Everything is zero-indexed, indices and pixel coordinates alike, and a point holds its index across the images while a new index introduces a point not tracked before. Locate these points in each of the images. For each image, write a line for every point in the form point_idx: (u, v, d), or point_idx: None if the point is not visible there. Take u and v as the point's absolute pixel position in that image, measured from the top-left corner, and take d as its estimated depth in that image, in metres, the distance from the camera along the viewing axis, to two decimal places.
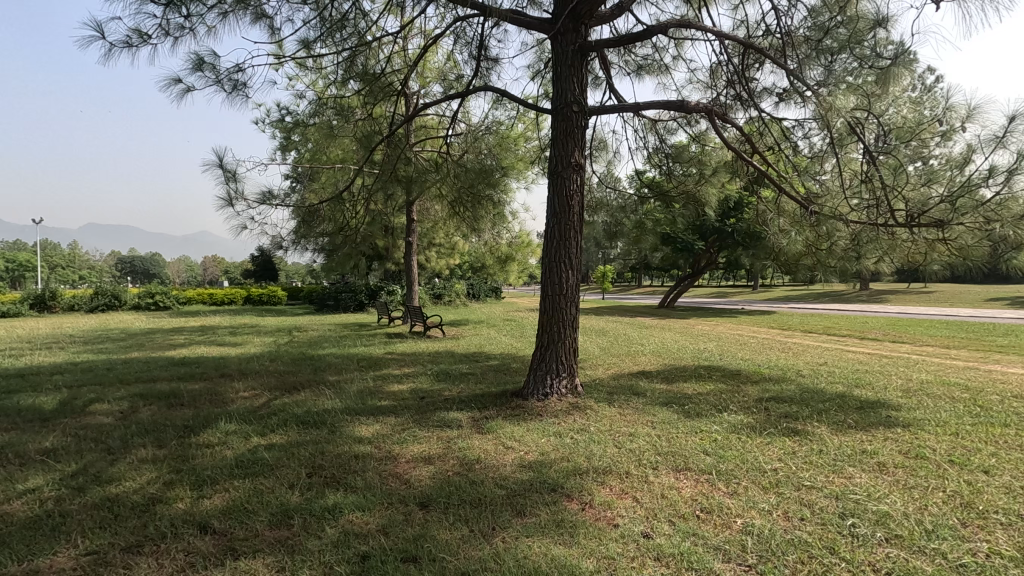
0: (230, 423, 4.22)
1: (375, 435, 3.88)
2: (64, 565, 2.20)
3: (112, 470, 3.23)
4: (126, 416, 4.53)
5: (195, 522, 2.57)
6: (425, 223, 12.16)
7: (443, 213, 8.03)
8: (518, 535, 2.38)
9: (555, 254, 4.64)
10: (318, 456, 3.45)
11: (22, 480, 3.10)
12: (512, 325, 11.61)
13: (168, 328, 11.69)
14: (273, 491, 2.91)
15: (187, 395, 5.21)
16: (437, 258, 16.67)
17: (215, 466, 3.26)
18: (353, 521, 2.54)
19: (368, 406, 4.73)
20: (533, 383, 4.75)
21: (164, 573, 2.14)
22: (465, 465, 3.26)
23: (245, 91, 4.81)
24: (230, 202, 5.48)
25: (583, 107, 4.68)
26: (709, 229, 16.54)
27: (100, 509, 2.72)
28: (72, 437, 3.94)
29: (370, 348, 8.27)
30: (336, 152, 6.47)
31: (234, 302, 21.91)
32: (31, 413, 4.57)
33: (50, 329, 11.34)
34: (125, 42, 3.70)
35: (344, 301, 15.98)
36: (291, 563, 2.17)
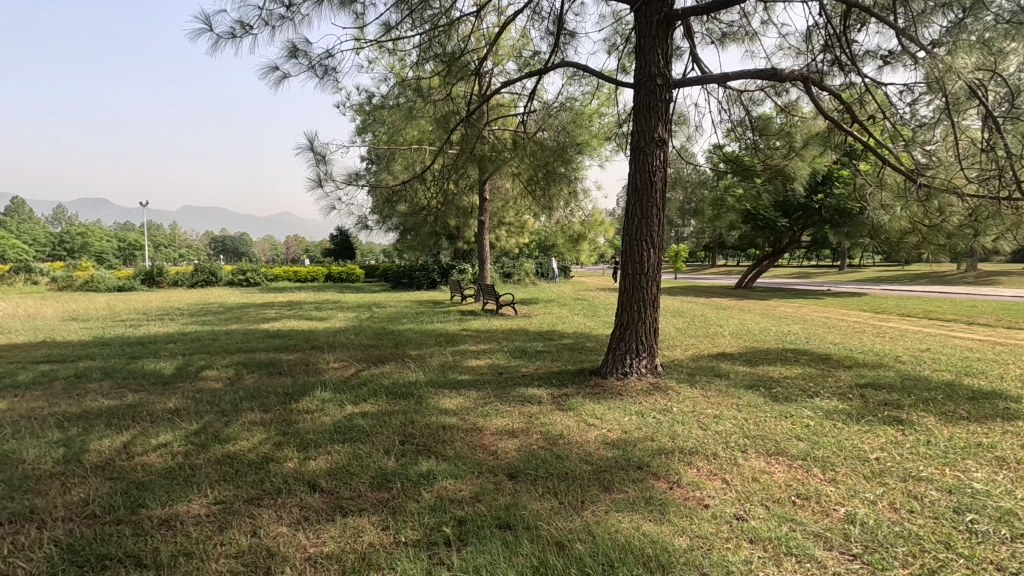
0: (325, 391, 4.51)
1: (460, 407, 4.04)
2: (199, 512, 2.47)
3: (228, 430, 3.56)
4: (233, 382, 4.96)
5: (305, 480, 2.79)
6: (496, 202, 12.25)
7: (515, 192, 8.11)
8: (608, 509, 2.41)
9: (635, 233, 4.57)
10: (409, 425, 3.63)
11: (155, 435, 3.48)
12: (583, 304, 11.56)
13: (261, 303, 12.60)
14: (371, 456, 3.09)
15: (284, 365, 5.62)
16: (507, 237, 16.82)
17: (317, 431, 3.52)
18: (447, 487, 2.67)
19: (449, 379, 4.91)
20: (611, 362, 4.74)
21: (283, 524, 2.35)
22: (549, 440, 3.32)
23: (335, 76, 5.02)
24: (319, 184, 5.79)
25: (668, 80, 4.52)
26: (793, 206, 15.57)
27: (221, 464, 3.02)
28: (191, 399, 4.36)
29: (446, 324, 8.53)
30: (414, 134, 6.65)
31: (316, 279, 23.16)
32: (154, 377, 5.10)
33: (161, 302, 12.54)
34: (230, 34, 3.97)
35: (418, 280, 16.50)
36: (394, 522, 2.32)
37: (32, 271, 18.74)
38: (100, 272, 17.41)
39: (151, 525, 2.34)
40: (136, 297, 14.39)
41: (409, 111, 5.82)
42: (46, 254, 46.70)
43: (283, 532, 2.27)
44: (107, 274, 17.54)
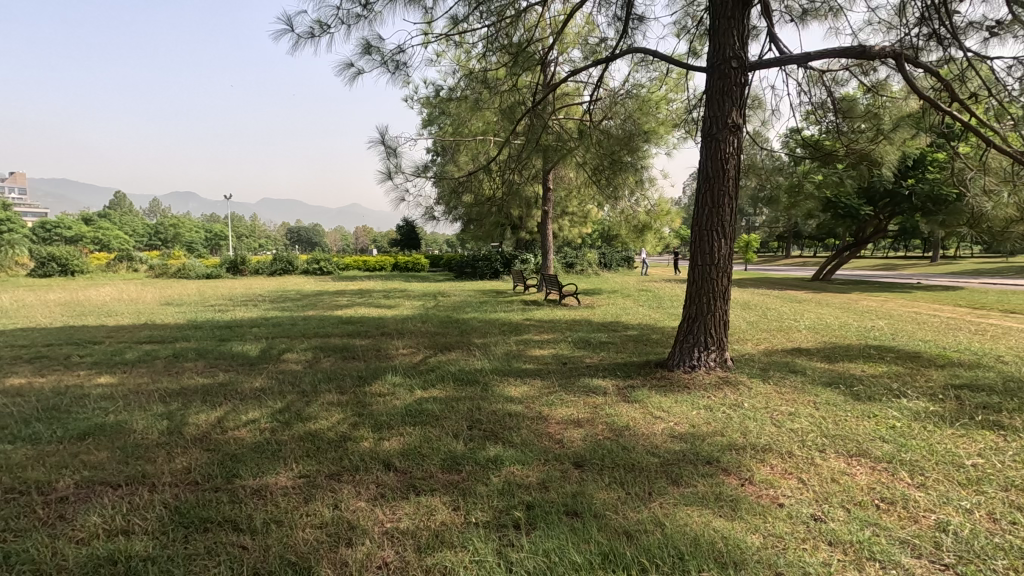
0: (395, 376, 4.71)
1: (525, 395, 4.10)
2: (286, 484, 2.66)
3: (309, 409, 3.80)
4: (312, 364, 5.28)
5: (380, 459, 2.94)
6: (560, 191, 12.19)
7: (579, 182, 8.06)
8: (677, 502, 2.39)
9: (705, 222, 4.44)
10: (476, 410, 3.73)
11: (244, 412, 3.77)
12: (648, 295, 11.34)
13: (334, 290, 13.22)
14: (440, 439, 3.21)
15: (357, 350, 5.90)
16: (570, 226, 16.72)
17: (390, 413, 3.69)
18: (515, 473, 2.73)
19: (514, 367, 4.99)
20: (678, 355, 4.64)
21: (362, 499, 2.49)
22: (615, 431, 3.32)
23: (405, 71, 5.17)
24: (389, 176, 6.00)
25: (744, 62, 4.33)
26: (878, 192, 14.49)
27: (304, 440, 3.23)
28: (275, 379, 4.69)
29: (510, 314, 8.64)
30: (478, 125, 6.75)
31: (383, 269, 23.96)
32: (242, 358, 5.50)
33: (245, 289, 13.42)
34: (310, 34, 4.19)
35: (481, 269, 16.73)
36: (465, 504, 2.41)
37: (133, 260, 20.53)
38: (190, 261, 18.83)
39: (246, 494, 2.55)
40: (223, 283, 15.48)
41: (475, 102, 5.90)
42: (144, 243, 50.97)
43: (362, 507, 2.41)
44: (197, 263, 18.96)
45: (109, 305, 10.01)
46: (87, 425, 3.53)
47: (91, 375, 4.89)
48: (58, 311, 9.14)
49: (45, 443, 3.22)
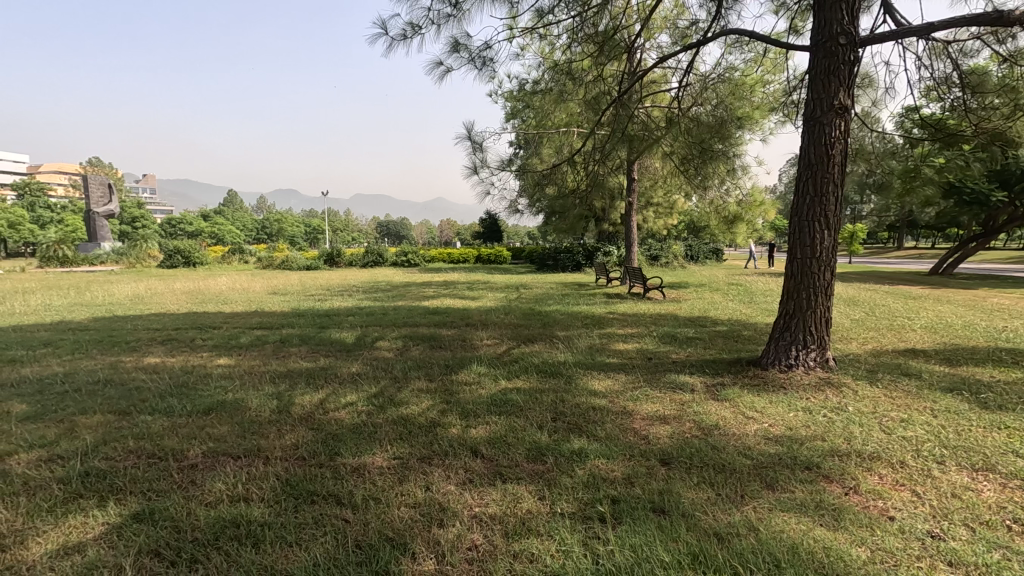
0: (481, 365, 4.85)
1: (609, 390, 4.07)
2: (381, 464, 2.84)
3: (400, 395, 4.00)
4: (402, 352, 5.55)
5: (467, 446, 3.05)
6: (644, 182, 11.86)
7: (665, 171, 7.82)
8: (772, 507, 2.29)
9: (806, 212, 4.16)
10: (560, 403, 3.75)
11: (344, 395, 4.04)
12: (738, 290, 10.79)
13: (421, 282, 13.76)
14: (525, 429, 3.26)
15: (444, 339, 6.12)
16: (655, 217, 16.25)
17: (476, 401, 3.81)
18: (599, 466, 2.73)
19: (597, 361, 4.95)
20: (773, 353, 4.40)
21: (452, 483, 2.60)
22: (703, 429, 3.22)
23: (492, 66, 5.26)
24: (475, 171, 6.14)
25: (853, 38, 3.99)
26: (1013, 175, 12.77)
27: (397, 424, 3.41)
28: (370, 365, 4.98)
29: (592, 307, 8.57)
30: (562, 117, 6.74)
31: (467, 261, 24.54)
32: (340, 345, 5.89)
33: (341, 280, 14.32)
34: (403, 35, 4.39)
35: (563, 261, 16.69)
36: (550, 494, 2.44)
37: (244, 252, 22.51)
38: (293, 254, 20.35)
39: (346, 471, 2.75)
40: (321, 275, 16.61)
41: (559, 94, 5.90)
42: (253, 237, 55.59)
43: (452, 490, 2.52)
44: (299, 256, 20.45)
45: (225, 293, 11.07)
46: (211, 401, 3.93)
47: (213, 357, 5.44)
48: (185, 298, 10.25)
49: (178, 416, 3.64)
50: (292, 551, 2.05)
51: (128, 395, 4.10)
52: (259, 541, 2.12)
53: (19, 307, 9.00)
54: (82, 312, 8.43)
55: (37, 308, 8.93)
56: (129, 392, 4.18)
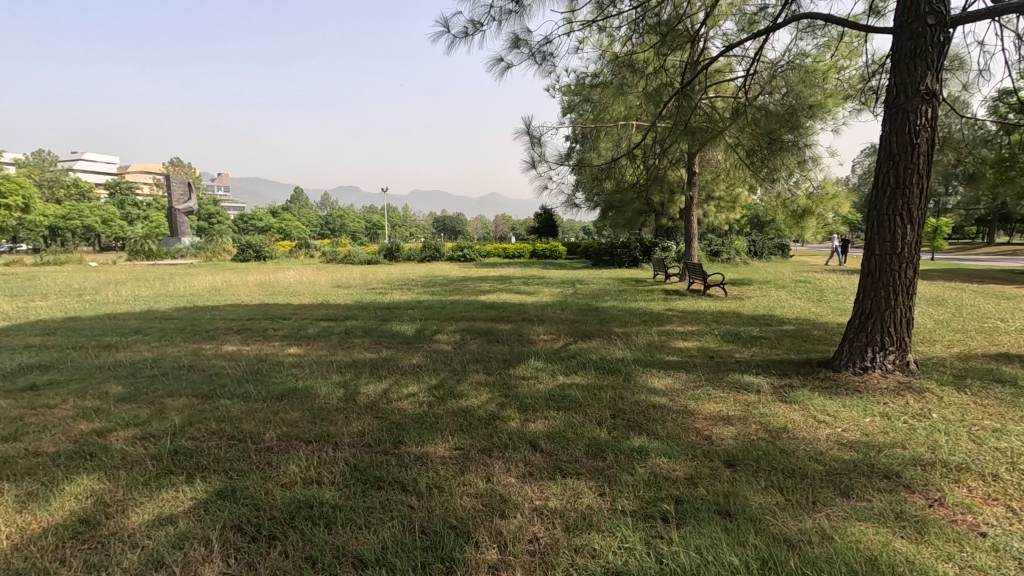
0: (538, 360, 4.87)
1: (669, 388, 3.99)
2: (442, 454, 2.91)
3: (460, 387, 4.09)
4: (460, 345, 5.66)
5: (526, 439, 3.07)
6: (706, 174, 11.48)
7: (728, 164, 7.55)
8: (847, 516, 2.18)
9: (886, 206, 3.91)
10: (619, 400, 3.71)
11: (406, 386, 4.17)
12: (806, 287, 10.27)
13: (477, 276, 13.93)
14: (584, 425, 3.26)
15: (501, 334, 6.18)
16: (716, 211, 15.73)
17: (534, 396, 3.83)
18: (661, 465, 2.69)
19: (657, 359, 4.87)
20: (846, 354, 4.18)
21: (512, 475, 2.63)
22: (770, 432, 3.10)
23: (551, 61, 5.25)
24: (533, 165, 6.15)
25: (944, 17, 3.70)
26: None
27: (457, 415, 3.48)
28: (429, 357, 5.11)
29: (650, 303, 8.41)
30: (621, 110, 6.63)
31: (522, 256, 24.62)
32: (400, 337, 6.06)
33: (399, 274, 14.70)
34: (464, 33, 4.45)
35: (619, 257, 16.44)
36: (610, 490, 2.43)
37: (309, 247, 23.55)
38: (355, 249, 21.09)
39: (410, 459, 2.83)
40: (381, 269, 17.15)
41: (619, 88, 5.81)
42: (317, 233, 57.99)
43: (512, 483, 2.55)
44: (360, 251, 21.18)
45: (293, 286, 11.62)
46: (283, 388, 4.15)
47: (283, 346, 5.73)
48: (257, 290, 10.84)
49: (254, 401, 3.87)
50: (361, 533, 2.14)
51: (209, 380, 4.40)
52: (331, 522, 2.23)
53: (113, 297, 9.82)
54: (167, 302, 9.09)
55: (128, 298, 9.70)
56: (209, 378, 4.48)
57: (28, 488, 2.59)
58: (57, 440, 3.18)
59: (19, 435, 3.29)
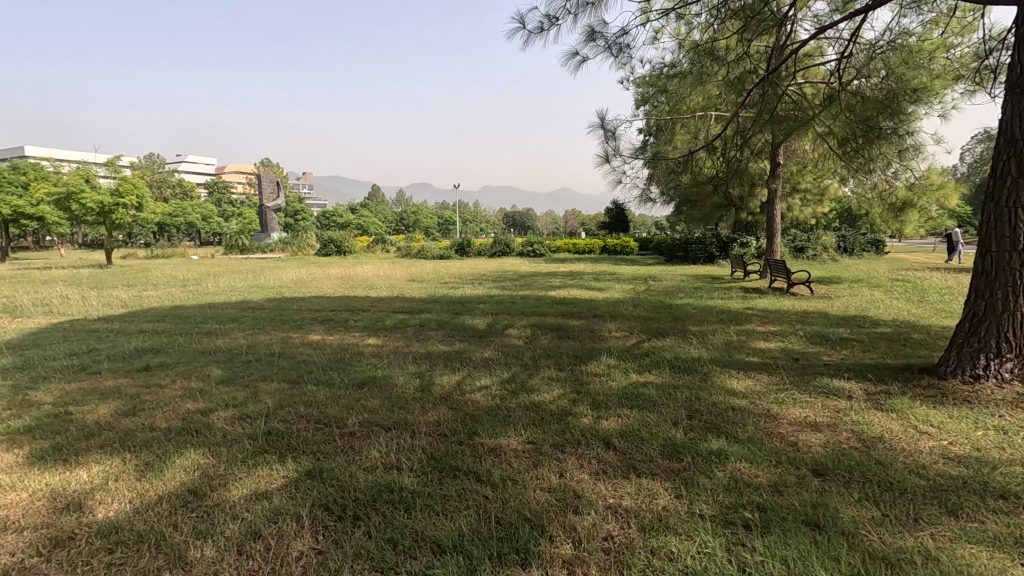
0: (610, 357, 4.80)
1: (750, 390, 3.81)
2: (516, 447, 2.94)
3: (532, 382, 4.11)
4: (532, 340, 5.69)
5: (600, 437, 3.04)
6: (791, 166, 10.83)
7: (817, 154, 7.08)
8: (955, 537, 2.00)
9: (1006, 198, 3.53)
10: (695, 400, 3.60)
11: (479, 378, 4.25)
12: (905, 287, 9.46)
13: (546, 272, 13.94)
14: (659, 425, 3.18)
15: (572, 329, 6.15)
16: (802, 205, 14.82)
17: (607, 393, 3.79)
18: (742, 470, 2.58)
19: (735, 359, 4.66)
20: (954, 361, 3.82)
21: (585, 472, 2.62)
22: (864, 441, 2.89)
23: (628, 53, 5.13)
24: (607, 159, 6.07)
25: None
26: None
27: (529, 410, 3.51)
28: (501, 351, 5.17)
29: (728, 301, 8.06)
30: (700, 100, 6.39)
31: (592, 251, 24.36)
32: (472, 331, 6.18)
33: (471, 269, 14.97)
34: (540, 29, 4.45)
35: (695, 253, 15.89)
36: (688, 493, 2.36)
37: (386, 242, 24.49)
38: (429, 244, 21.71)
39: (484, 451, 2.88)
40: (453, 264, 17.54)
41: (698, 77, 5.61)
42: (392, 228, 60.16)
43: (586, 479, 2.53)
44: (433, 246, 21.77)
45: (371, 279, 12.13)
46: (364, 376, 4.35)
47: (363, 337, 6.00)
48: (338, 283, 11.42)
49: (338, 387, 4.09)
50: (439, 519, 2.21)
51: (297, 367, 4.68)
52: (410, 507, 2.32)
53: (213, 288, 10.69)
54: (258, 294, 9.77)
55: (225, 289, 10.51)
56: (297, 364, 4.78)
57: (145, 458, 2.88)
58: (168, 417, 3.51)
59: (137, 410, 3.66)
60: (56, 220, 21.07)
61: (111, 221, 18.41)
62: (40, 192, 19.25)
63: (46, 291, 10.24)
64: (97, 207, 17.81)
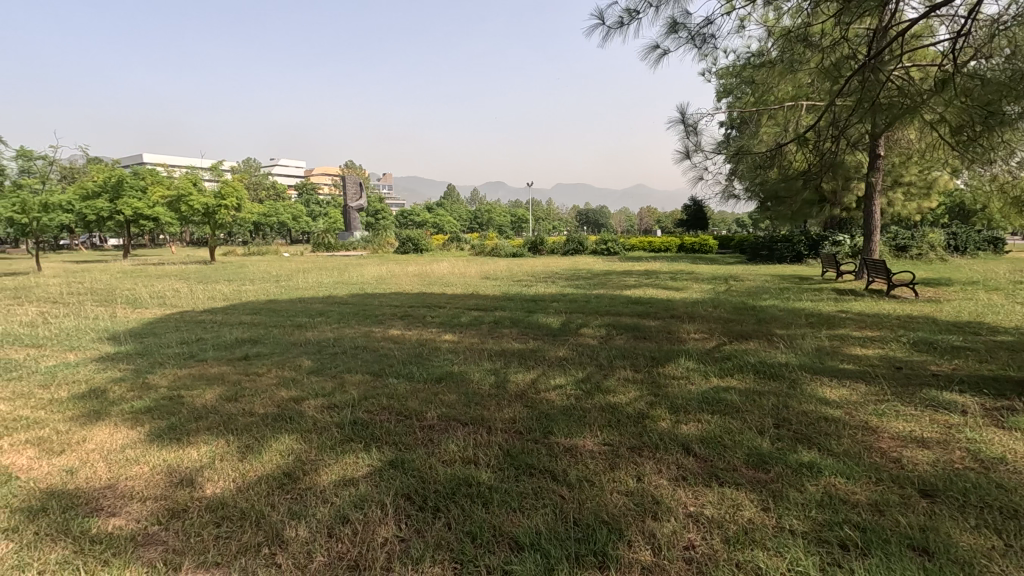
0: (689, 360, 4.65)
1: (845, 399, 3.56)
2: (592, 448, 2.91)
3: (607, 382, 4.06)
4: (606, 340, 5.61)
5: (679, 442, 2.95)
6: (893, 157, 9.96)
7: (925, 144, 6.46)
8: None
9: None
10: (783, 408, 3.40)
11: (553, 377, 4.25)
12: None
13: (620, 270, 13.69)
14: (742, 432, 3.04)
15: (648, 330, 6.01)
16: (905, 199, 13.62)
17: (686, 397, 3.67)
18: (836, 485, 2.42)
19: (828, 366, 4.36)
20: None
21: (664, 477, 2.55)
22: (982, 462, 2.61)
23: (713, 43, 4.93)
24: (687, 155, 5.86)
25: None
26: None
27: (605, 411, 3.46)
28: (576, 350, 5.14)
29: (819, 303, 7.56)
30: (790, 89, 6.02)
31: (668, 250, 23.62)
32: (546, 329, 6.19)
33: (544, 267, 14.98)
34: (619, 23, 4.37)
35: (781, 251, 15.02)
36: (776, 506, 2.24)
37: (460, 240, 25.03)
38: (502, 242, 21.97)
39: (559, 450, 2.88)
40: (526, 262, 17.59)
41: (788, 66, 5.29)
42: (467, 227, 61.39)
43: (665, 485, 2.47)
44: (507, 244, 21.99)
45: (447, 277, 12.43)
46: (441, 371, 4.48)
47: (440, 333, 6.17)
48: (416, 280, 11.79)
49: (417, 381, 4.23)
50: (516, 516, 2.23)
51: (379, 360, 4.90)
52: (488, 502, 2.36)
53: (302, 283, 11.38)
54: (343, 290, 10.29)
55: (313, 284, 11.16)
56: (379, 358, 4.99)
57: (246, 441, 3.12)
58: (266, 403, 3.78)
59: (238, 396, 3.97)
60: (168, 220, 23.20)
61: (214, 221, 20.06)
62: (155, 194, 21.26)
63: (161, 284, 11.32)
64: (202, 208, 19.43)
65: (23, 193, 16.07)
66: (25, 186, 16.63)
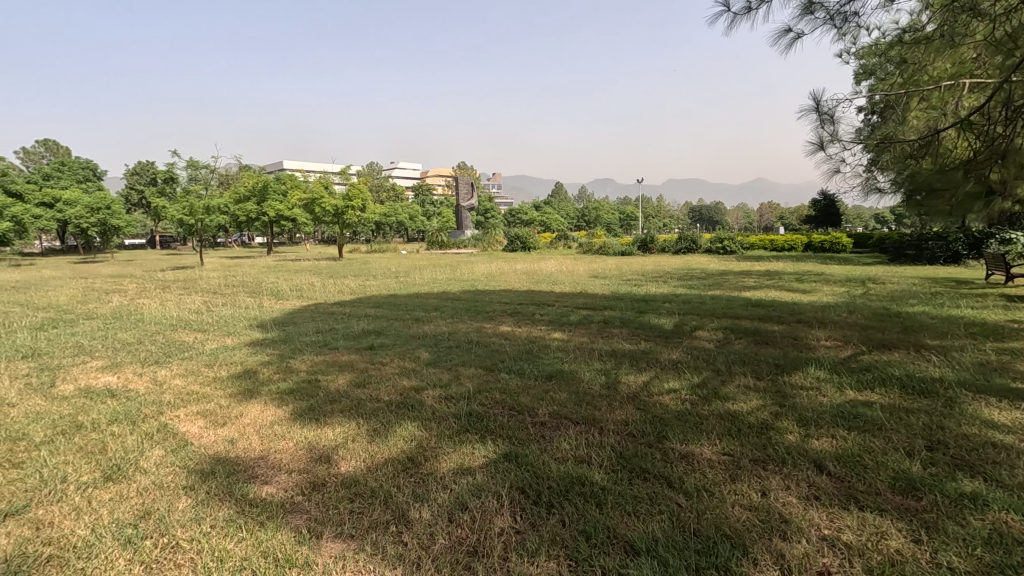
0: (820, 369, 4.27)
1: (1019, 424, 3.06)
2: (711, 457, 2.78)
3: (726, 389, 3.85)
4: (724, 344, 5.33)
5: (810, 458, 2.73)
6: None
7: None
8: None
9: None
10: (937, 429, 3.01)
11: (667, 380, 4.12)
12: None
13: (738, 270, 12.89)
14: (887, 453, 2.74)
15: (771, 335, 5.61)
16: None
17: (817, 410, 3.37)
18: (1008, 522, 2.10)
19: (996, 384, 3.78)
20: None
21: (793, 495, 2.37)
22: None
23: (855, 22, 4.46)
24: (821, 147, 5.38)
25: None
26: None
27: (724, 419, 3.29)
28: (690, 354, 4.94)
29: (983, 311, 6.57)
30: (950, 67, 5.28)
31: (793, 248, 21.81)
32: (658, 330, 6.00)
33: (654, 266, 14.54)
34: (746, 9, 4.12)
35: (932, 250, 13.27)
36: (930, 539, 1.99)
37: (568, 239, 25.03)
38: (611, 241, 21.62)
39: (674, 457, 2.78)
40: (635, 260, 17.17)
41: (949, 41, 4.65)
42: (574, 225, 61.31)
43: (794, 503, 2.30)
44: (615, 243, 21.62)
45: (555, 275, 12.50)
46: (551, 369, 4.52)
47: (550, 330, 6.23)
48: (524, 278, 12.00)
49: (528, 377, 4.31)
50: (630, 519, 2.20)
51: (491, 356, 5.05)
52: (602, 502, 2.35)
53: (419, 280, 12.04)
54: (456, 286, 10.75)
55: (429, 281, 11.78)
56: (491, 353, 5.15)
57: (374, 425, 3.38)
58: (390, 391, 4.06)
59: (366, 382, 4.31)
60: (304, 221, 25.64)
61: (342, 221, 21.86)
62: (294, 197, 23.63)
63: (298, 279, 12.56)
64: (332, 209, 21.24)
65: (192, 198, 18.63)
66: (193, 192, 19.27)
